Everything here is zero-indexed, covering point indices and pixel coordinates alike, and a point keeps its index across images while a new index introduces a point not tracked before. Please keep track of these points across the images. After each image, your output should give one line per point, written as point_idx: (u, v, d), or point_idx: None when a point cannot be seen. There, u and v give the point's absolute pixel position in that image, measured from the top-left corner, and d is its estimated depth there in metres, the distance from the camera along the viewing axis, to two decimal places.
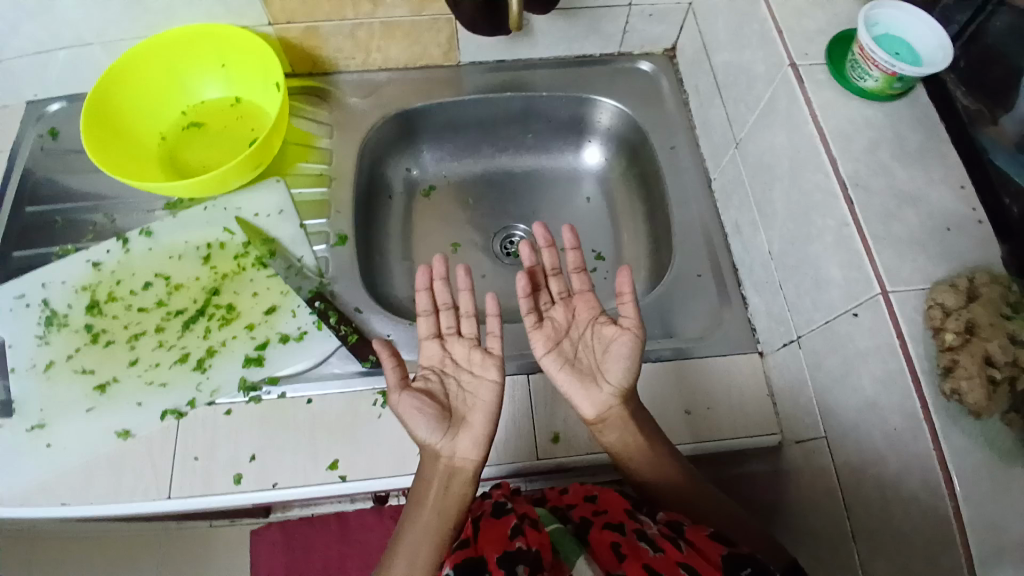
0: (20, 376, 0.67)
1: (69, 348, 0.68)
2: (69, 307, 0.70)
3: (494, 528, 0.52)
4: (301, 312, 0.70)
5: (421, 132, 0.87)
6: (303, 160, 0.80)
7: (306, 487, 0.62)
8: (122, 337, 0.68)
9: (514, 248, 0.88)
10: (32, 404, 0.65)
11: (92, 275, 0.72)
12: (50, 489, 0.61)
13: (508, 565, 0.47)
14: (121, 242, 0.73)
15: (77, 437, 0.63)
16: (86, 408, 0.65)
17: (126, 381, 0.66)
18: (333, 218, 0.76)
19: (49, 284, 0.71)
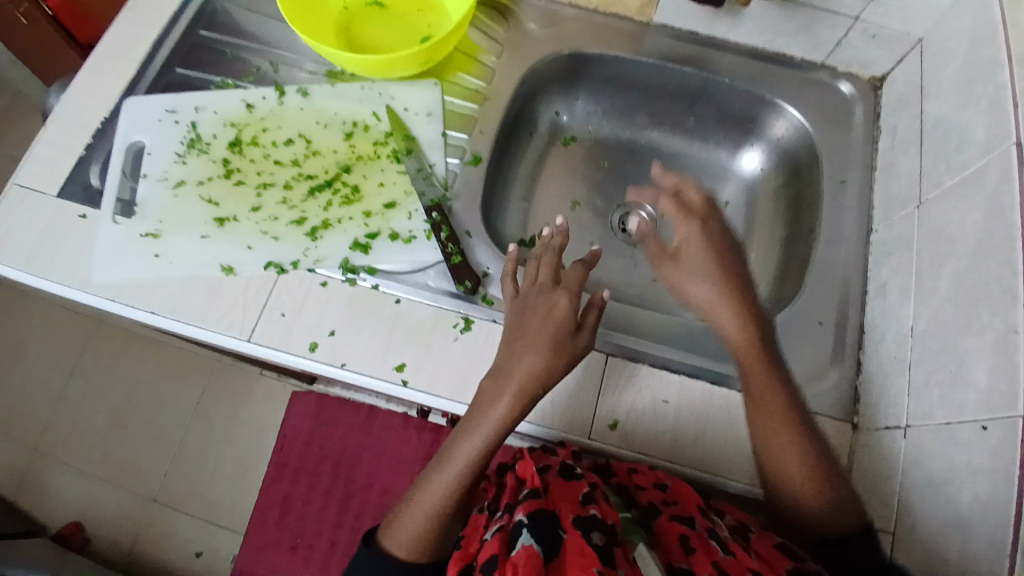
0: (151, 184, 0.70)
1: (203, 175, 0.70)
2: (214, 137, 0.72)
3: (570, 491, 0.56)
4: (416, 217, 0.70)
5: (584, 80, 0.83)
6: (464, 71, 0.78)
7: (370, 377, 0.64)
8: (253, 181, 0.71)
9: (631, 227, 0.84)
10: (154, 214, 0.69)
11: (243, 114, 0.73)
12: (149, 294, 0.66)
13: (585, 530, 0.50)
14: (278, 92, 0.74)
15: (184, 257, 0.67)
16: (201, 233, 0.68)
17: (244, 223, 0.69)
18: (474, 136, 0.75)
19: (202, 109, 0.73)
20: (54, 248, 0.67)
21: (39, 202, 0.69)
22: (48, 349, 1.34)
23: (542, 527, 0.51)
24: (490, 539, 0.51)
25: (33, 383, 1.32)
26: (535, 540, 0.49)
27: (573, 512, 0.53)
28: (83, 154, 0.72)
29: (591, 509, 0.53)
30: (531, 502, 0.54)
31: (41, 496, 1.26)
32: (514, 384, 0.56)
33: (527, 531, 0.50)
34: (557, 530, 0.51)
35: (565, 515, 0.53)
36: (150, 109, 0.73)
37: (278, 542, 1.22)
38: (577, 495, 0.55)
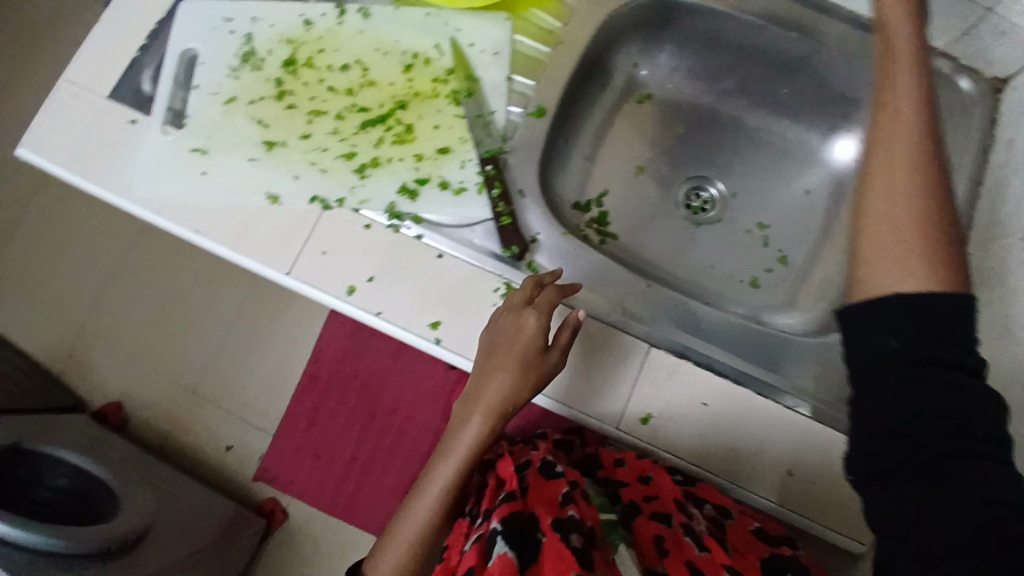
0: (199, 95, 0.67)
1: (254, 94, 0.67)
2: (269, 53, 0.68)
3: (547, 492, 0.66)
4: (469, 167, 0.65)
5: (671, 31, 0.74)
6: (541, 8, 0.70)
7: (403, 329, 0.62)
8: (305, 107, 0.67)
9: (697, 203, 0.78)
10: (202, 129, 0.66)
11: (301, 31, 0.69)
12: (192, 213, 0.64)
13: (563, 533, 0.59)
14: (339, 10, 0.69)
15: (228, 179, 0.65)
16: (249, 156, 0.65)
17: (292, 150, 0.66)
18: (541, 85, 0.68)
19: (259, 21, 0.69)
20: (101, 151, 0.66)
21: (88, 103, 0.68)
22: (100, 234, 1.38)
23: (514, 531, 0.61)
24: (470, 549, 0.61)
25: (87, 265, 1.37)
26: (508, 549, 0.58)
27: (550, 515, 0.62)
28: (137, 57, 0.69)
29: (569, 510, 0.63)
30: (508, 506, 0.64)
31: (92, 373, 1.34)
32: (481, 418, 0.60)
33: (501, 538, 0.60)
34: (533, 535, 0.61)
35: (542, 517, 0.62)
36: (205, 15, 0.69)
37: (303, 448, 1.30)
38: (555, 496, 0.65)
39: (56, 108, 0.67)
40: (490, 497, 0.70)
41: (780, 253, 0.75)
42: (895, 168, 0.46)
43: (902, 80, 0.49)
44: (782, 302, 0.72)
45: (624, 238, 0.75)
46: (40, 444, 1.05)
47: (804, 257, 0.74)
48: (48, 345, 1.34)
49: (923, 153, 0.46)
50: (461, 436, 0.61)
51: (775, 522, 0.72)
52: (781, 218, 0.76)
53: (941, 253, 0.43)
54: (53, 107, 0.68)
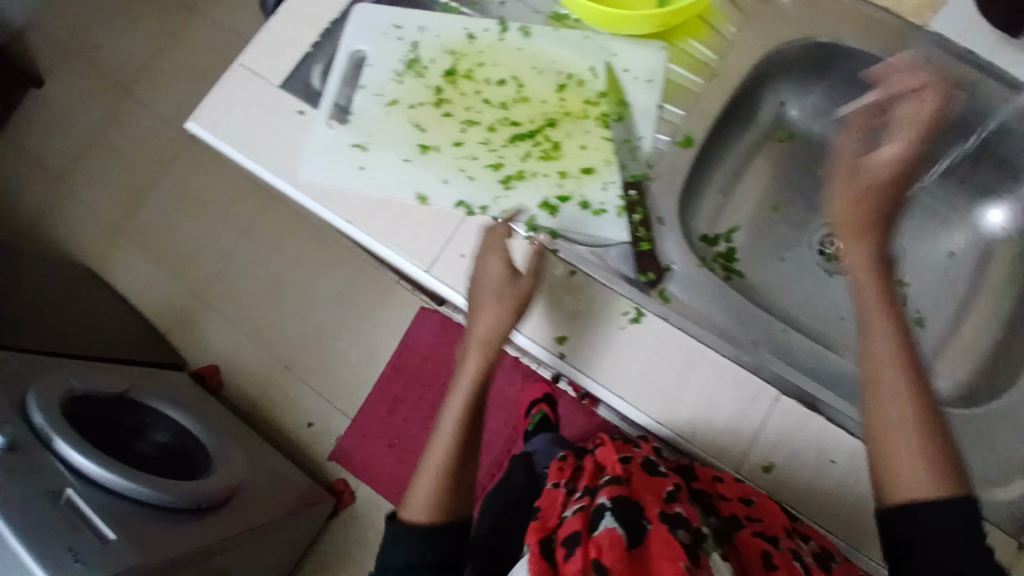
0: (363, 95, 0.71)
1: (414, 99, 0.70)
2: (432, 61, 0.71)
3: (652, 486, 0.63)
4: (611, 189, 0.66)
5: (825, 74, 0.73)
6: (695, 38, 0.70)
7: (532, 340, 0.64)
8: (460, 115, 0.70)
9: (832, 251, 0.75)
10: (365, 127, 0.70)
11: (463, 43, 0.72)
12: (347, 202, 0.69)
13: (672, 526, 0.57)
14: (501, 27, 0.72)
15: (380, 177, 0.69)
16: (405, 157, 0.69)
17: (445, 155, 0.69)
18: (692, 115, 0.68)
19: (426, 30, 0.72)
20: (267, 135, 0.71)
21: (260, 88, 0.72)
22: (220, 208, 1.46)
23: (624, 510, 0.58)
24: (573, 518, 0.59)
25: (204, 236, 1.45)
26: (618, 526, 0.56)
27: (657, 506, 0.60)
28: (310, 51, 0.73)
29: (676, 508, 0.61)
30: (613, 487, 0.62)
31: (196, 337, 1.41)
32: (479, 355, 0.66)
33: (609, 513, 0.58)
34: (640, 518, 0.58)
35: (650, 507, 0.59)
36: (376, 20, 0.73)
37: (381, 435, 1.34)
38: (660, 492, 0.63)
39: (229, 90, 0.72)
40: (589, 478, 0.69)
41: (917, 313, 0.72)
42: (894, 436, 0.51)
43: (880, 326, 0.55)
44: None
45: (752, 275, 0.74)
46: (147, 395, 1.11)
47: (943, 321, 0.71)
48: (160, 305, 1.43)
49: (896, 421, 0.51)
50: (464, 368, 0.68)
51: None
52: (920, 277, 0.74)
53: (943, 452, 0.50)
54: (226, 89, 0.73)
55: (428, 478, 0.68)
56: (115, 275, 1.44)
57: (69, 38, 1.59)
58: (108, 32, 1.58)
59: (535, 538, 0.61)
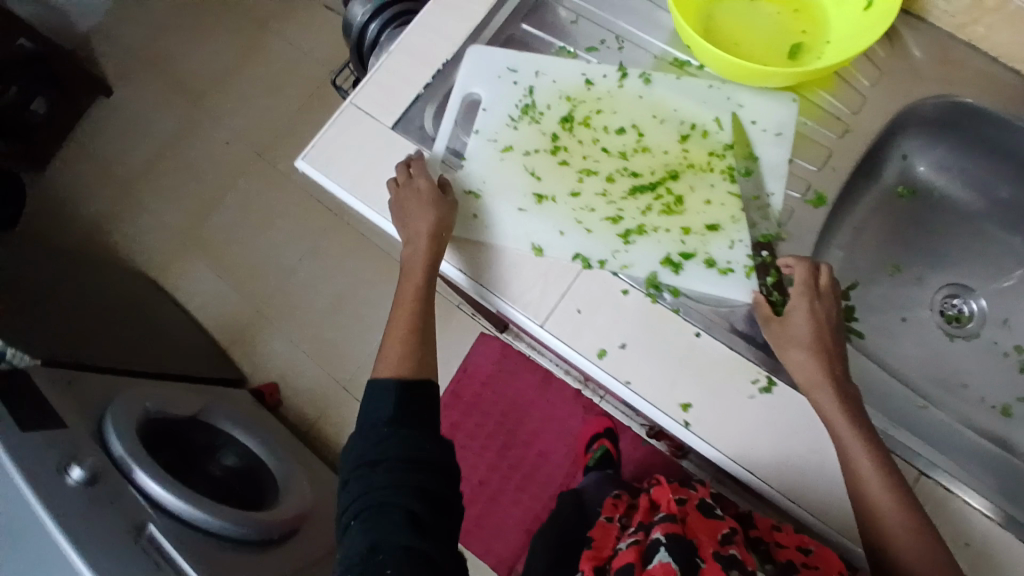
0: (477, 139, 0.69)
1: (529, 146, 0.69)
2: (547, 107, 0.70)
3: (707, 525, 0.66)
4: (738, 248, 0.64)
5: (956, 132, 0.70)
6: (827, 91, 0.68)
7: (653, 405, 0.61)
8: (576, 164, 0.68)
9: (953, 312, 0.73)
10: (478, 173, 0.68)
11: (581, 89, 0.70)
12: (458, 250, 0.67)
13: (725, 566, 0.60)
14: (621, 73, 0.70)
15: (493, 225, 0.66)
16: (519, 206, 0.67)
17: (561, 206, 0.67)
18: (822, 171, 0.66)
19: (542, 75, 0.71)
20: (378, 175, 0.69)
21: (372, 128, 0.71)
22: (284, 224, 1.45)
23: (680, 548, 0.62)
24: (629, 549, 0.66)
25: (266, 251, 1.44)
26: (671, 560, 0.61)
27: (712, 546, 0.63)
28: (422, 92, 0.72)
29: (731, 549, 0.63)
30: (668, 525, 0.66)
31: (251, 351, 1.40)
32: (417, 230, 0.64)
33: (664, 549, 0.62)
34: (695, 557, 0.62)
35: (703, 546, 0.63)
36: (491, 63, 0.71)
37: None
38: (717, 533, 0.65)
39: (339, 130, 0.71)
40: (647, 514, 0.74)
41: None
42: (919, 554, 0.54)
43: (859, 451, 0.56)
44: None
45: (872, 336, 0.71)
46: (216, 416, 1.10)
47: None
48: (221, 318, 1.42)
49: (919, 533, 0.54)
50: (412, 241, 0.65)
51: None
52: None
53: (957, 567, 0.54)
54: (337, 128, 0.71)
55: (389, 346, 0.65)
56: (172, 284, 1.43)
57: (138, 48, 1.59)
58: (177, 44, 1.59)
59: (591, 564, 0.72)
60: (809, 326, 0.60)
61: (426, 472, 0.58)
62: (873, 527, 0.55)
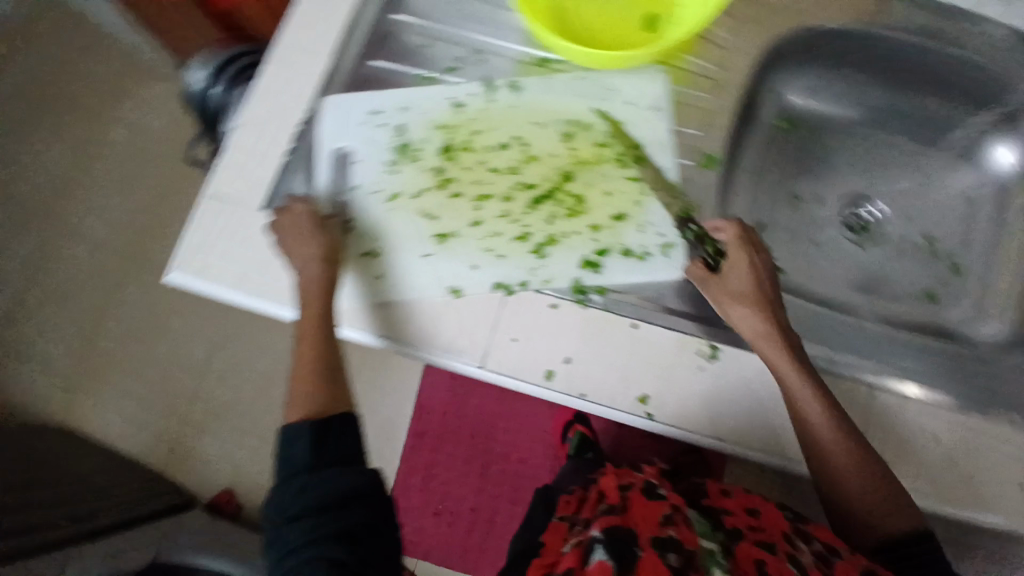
0: (359, 194, 0.65)
1: (416, 186, 0.65)
2: (423, 142, 0.67)
3: (649, 509, 0.61)
4: (649, 230, 0.64)
5: (818, 55, 0.72)
6: (689, 52, 0.68)
7: (613, 410, 0.60)
8: (469, 191, 0.65)
9: (858, 223, 0.75)
10: (371, 229, 0.64)
11: (452, 114, 0.67)
12: (368, 315, 0.62)
13: (661, 550, 0.55)
14: (487, 87, 0.68)
15: (402, 278, 0.62)
16: (424, 251, 0.63)
17: (466, 239, 0.64)
18: (706, 132, 0.67)
19: (408, 110, 0.68)
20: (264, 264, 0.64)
21: (243, 217, 0.65)
22: (191, 317, 1.35)
23: (616, 544, 0.57)
24: (569, 552, 0.60)
25: (179, 351, 1.33)
26: (609, 556, 0.55)
27: (651, 532, 0.57)
28: (285, 162, 0.66)
29: (670, 529, 0.58)
30: (607, 519, 0.61)
31: (193, 461, 1.30)
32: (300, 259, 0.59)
33: (601, 547, 0.56)
34: (633, 547, 0.56)
35: (643, 534, 0.58)
36: (353, 110, 0.68)
37: (422, 505, 1.28)
38: (656, 516, 0.60)
39: (206, 227, 0.65)
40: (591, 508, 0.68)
41: (950, 264, 0.73)
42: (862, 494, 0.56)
43: (805, 394, 0.56)
44: (975, 314, 0.70)
45: (794, 268, 0.72)
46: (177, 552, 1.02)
47: (982, 268, 0.72)
48: (150, 434, 1.31)
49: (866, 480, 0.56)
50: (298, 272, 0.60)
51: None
52: (944, 229, 0.74)
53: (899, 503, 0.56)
54: (204, 228, 0.65)
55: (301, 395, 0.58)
56: (80, 419, 1.30)
57: None
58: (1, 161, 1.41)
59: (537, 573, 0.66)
60: (748, 282, 0.60)
61: (351, 507, 0.51)
62: (820, 466, 0.57)
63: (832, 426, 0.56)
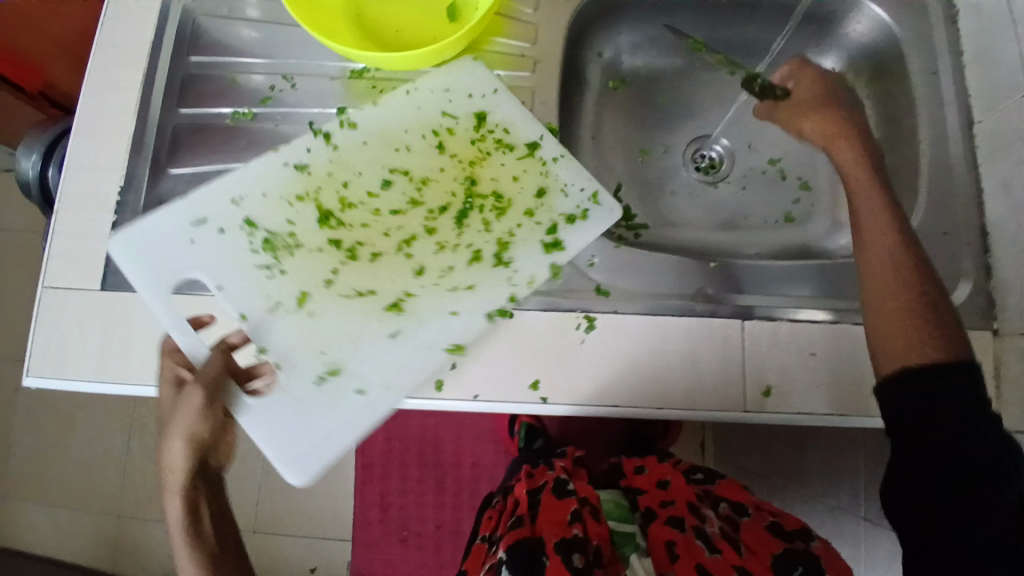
0: (267, 316, 0.60)
1: (323, 272, 0.62)
2: (291, 224, 0.63)
3: (555, 511, 0.74)
4: (571, 191, 0.66)
5: (628, 8, 0.73)
6: (499, 34, 0.68)
7: (508, 403, 0.60)
8: (386, 248, 0.63)
9: (706, 163, 0.78)
10: (307, 344, 0.60)
11: (301, 180, 0.64)
12: (380, 401, 0.58)
13: (567, 554, 0.67)
14: (320, 138, 0.65)
15: (385, 372, 0.59)
16: (387, 332, 0.60)
17: (423, 293, 0.62)
18: (536, 109, 0.67)
19: (245, 199, 0.63)
20: (270, 458, 0.57)
21: (88, 303, 0.62)
22: (97, 411, 1.27)
23: (525, 557, 0.68)
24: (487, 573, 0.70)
25: (93, 446, 1.26)
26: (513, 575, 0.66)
27: (555, 536, 0.70)
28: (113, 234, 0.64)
29: (575, 529, 0.70)
30: (518, 533, 0.72)
31: (138, 556, 1.23)
32: (181, 465, 0.55)
33: (507, 566, 0.68)
34: (540, 556, 0.68)
35: (549, 539, 0.69)
36: (173, 231, 0.62)
37: (388, 537, 1.24)
38: (564, 515, 0.73)
39: (53, 323, 0.61)
40: (507, 521, 0.79)
41: (800, 181, 0.76)
42: (900, 320, 0.54)
43: (867, 197, 0.60)
44: (829, 226, 0.73)
45: (654, 220, 0.74)
46: None
47: (826, 175, 0.75)
48: (87, 540, 1.23)
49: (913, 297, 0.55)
50: (173, 479, 0.56)
51: (790, 515, 0.75)
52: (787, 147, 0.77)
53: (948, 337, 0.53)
54: (47, 325, 0.61)
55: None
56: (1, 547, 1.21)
57: None
58: None
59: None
60: (812, 90, 0.66)
61: None
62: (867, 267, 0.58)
63: (882, 223, 0.58)
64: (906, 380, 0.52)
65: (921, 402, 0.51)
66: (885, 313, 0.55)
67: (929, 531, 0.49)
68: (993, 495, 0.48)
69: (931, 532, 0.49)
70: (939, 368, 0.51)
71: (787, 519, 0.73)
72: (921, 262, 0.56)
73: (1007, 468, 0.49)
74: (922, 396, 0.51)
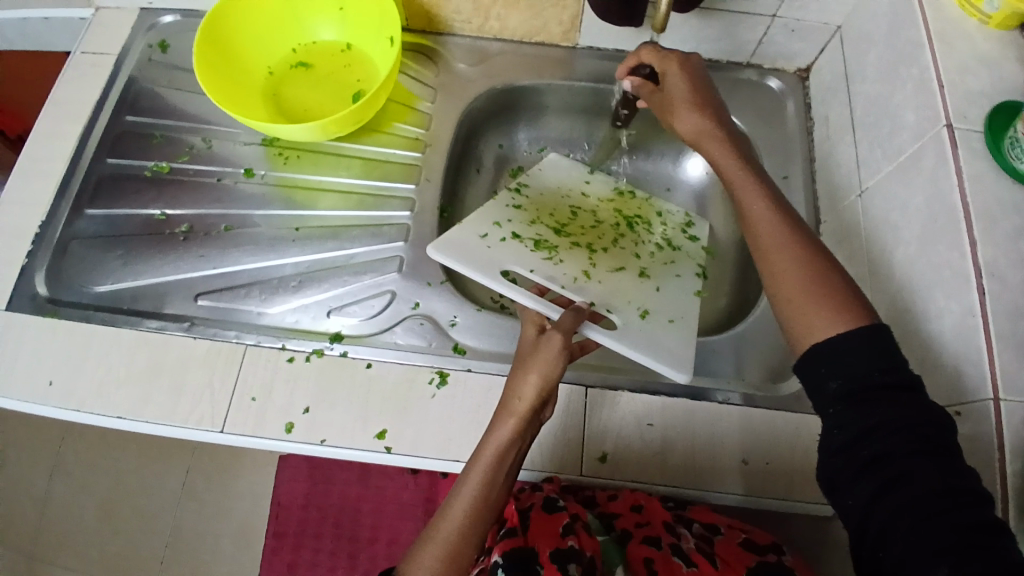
0: (577, 286, 0.66)
1: (585, 260, 0.69)
2: (540, 236, 0.70)
3: (549, 524, 0.61)
4: (668, 215, 0.77)
5: (519, 110, 0.86)
6: (400, 120, 0.80)
7: (351, 448, 0.61)
8: (606, 243, 0.72)
9: None
10: (619, 300, 0.66)
11: (525, 212, 0.73)
12: (684, 325, 0.65)
13: (562, 563, 0.56)
14: (514, 189, 0.75)
15: (676, 305, 0.66)
16: (653, 287, 0.68)
17: (651, 266, 0.70)
18: (422, 184, 0.76)
19: (500, 224, 0.70)
20: (651, 365, 0.61)
21: None
22: (21, 452, 1.28)
23: (518, 562, 0.56)
24: None
25: (13, 488, 1.25)
26: None
27: (550, 546, 0.58)
28: (25, 264, 0.69)
29: (569, 541, 0.58)
30: (509, 541, 0.59)
31: None
32: (526, 406, 0.54)
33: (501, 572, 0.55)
34: (534, 566, 0.56)
35: (542, 550, 0.58)
36: (468, 243, 0.67)
37: None
38: (557, 529, 0.60)
39: None
40: (495, 537, 0.65)
41: None
42: (800, 300, 0.51)
43: (747, 190, 0.59)
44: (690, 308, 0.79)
45: None
46: None
47: None
48: None
49: (811, 272, 0.52)
50: (518, 407, 0.54)
51: (763, 532, 0.67)
52: None
53: (849, 302, 0.50)
54: None
55: (444, 538, 0.52)
56: None
57: None
58: None
59: None
60: (684, 89, 0.65)
61: None
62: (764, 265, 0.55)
63: (763, 213, 0.57)
64: (829, 372, 0.48)
65: (846, 393, 0.47)
66: (789, 284, 0.52)
67: (878, 514, 0.43)
68: (933, 478, 0.42)
69: (878, 511, 0.43)
70: (864, 359, 0.47)
71: (759, 535, 0.66)
72: (807, 235, 0.55)
73: (946, 451, 0.44)
74: (846, 387, 0.47)
